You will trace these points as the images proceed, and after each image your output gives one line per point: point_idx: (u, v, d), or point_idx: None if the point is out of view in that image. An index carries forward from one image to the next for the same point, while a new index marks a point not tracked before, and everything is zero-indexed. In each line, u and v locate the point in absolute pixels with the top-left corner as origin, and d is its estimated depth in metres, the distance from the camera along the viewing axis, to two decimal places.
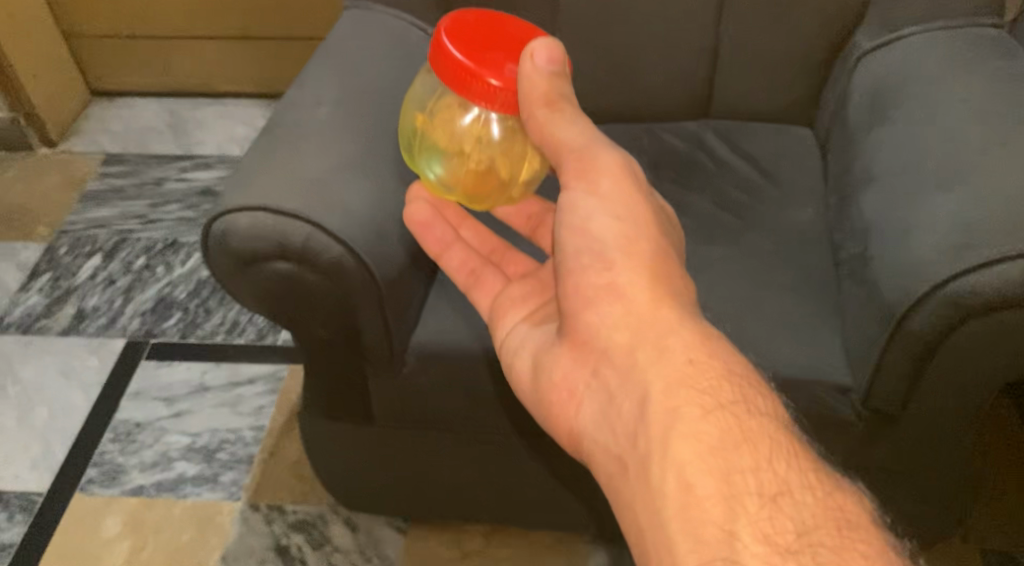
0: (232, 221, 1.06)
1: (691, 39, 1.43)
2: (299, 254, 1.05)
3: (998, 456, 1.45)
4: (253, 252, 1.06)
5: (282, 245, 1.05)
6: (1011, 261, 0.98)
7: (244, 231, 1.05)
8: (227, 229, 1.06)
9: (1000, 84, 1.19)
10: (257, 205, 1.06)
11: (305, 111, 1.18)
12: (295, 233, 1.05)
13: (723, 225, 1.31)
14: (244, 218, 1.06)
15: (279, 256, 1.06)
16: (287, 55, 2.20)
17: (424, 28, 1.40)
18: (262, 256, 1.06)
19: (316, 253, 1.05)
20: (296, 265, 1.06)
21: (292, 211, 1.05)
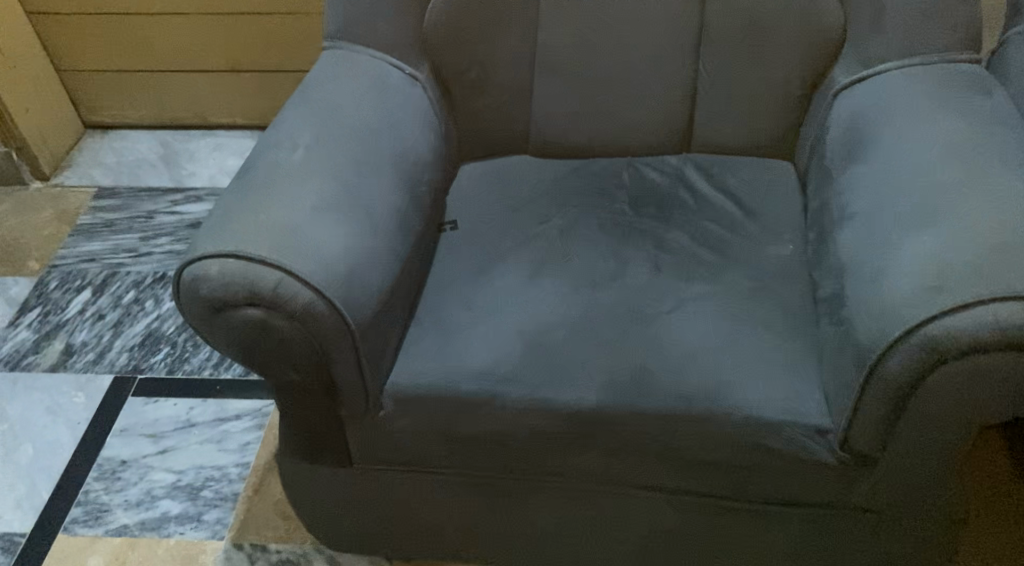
0: (202, 269, 1.08)
1: (670, 75, 1.43)
2: (269, 301, 1.07)
3: (997, 491, 1.41)
4: (223, 300, 1.07)
5: (252, 293, 1.07)
6: (986, 305, 0.98)
7: (214, 279, 1.07)
8: (197, 277, 1.08)
9: (975, 123, 1.20)
10: (228, 254, 1.08)
11: (285, 157, 1.20)
12: (263, 280, 1.07)
13: (703, 261, 1.31)
14: (214, 266, 1.08)
15: (249, 303, 1.07)
16: (276, 86, 2.20)
17: (403, 66, 1.40)
18: (232, 304, 1.08)
19: (286, 300, 1.07)
20: (266, 311, 1.07)
21: (262, 258, 1.07)
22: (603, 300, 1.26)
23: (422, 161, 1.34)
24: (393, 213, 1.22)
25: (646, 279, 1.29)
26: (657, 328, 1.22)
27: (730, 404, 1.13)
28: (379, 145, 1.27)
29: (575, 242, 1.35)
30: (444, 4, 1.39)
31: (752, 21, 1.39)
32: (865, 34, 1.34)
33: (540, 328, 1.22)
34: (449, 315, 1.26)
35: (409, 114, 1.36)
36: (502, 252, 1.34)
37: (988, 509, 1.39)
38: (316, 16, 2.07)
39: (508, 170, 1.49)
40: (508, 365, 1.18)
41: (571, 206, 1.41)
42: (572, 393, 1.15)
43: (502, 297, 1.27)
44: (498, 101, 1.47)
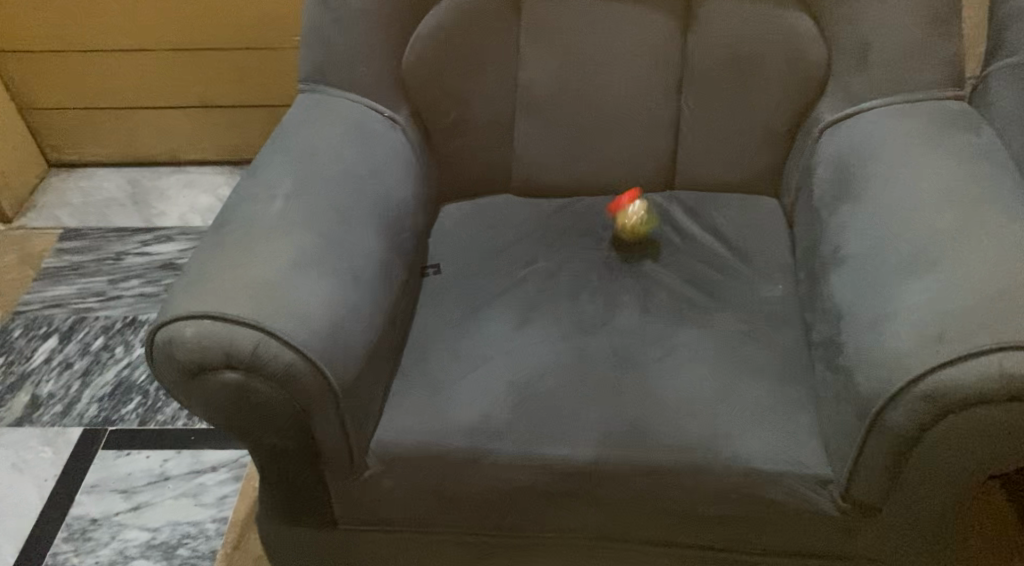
0: (176, 331, 1.05)
1: (654, 114, 1.41)
2: (247, 363, 1.04)
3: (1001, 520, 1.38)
4: (199, 363, 1.04)
5: (229, 355, 1.04)
6: (988, 354, 0.98)
7: (190, 342, 1.04)
8: (171, 339, 1.05)
9: (965, 165, 1.19)
10: (203, 314, 1.05)
11: (263, 211, 1.17)
12: (242, 342, 1.04)
13: (694, 304, 1.29)
14: (189, 328, 1.05)
15: (226, 367, 1.04)
16: (248, 122, 2.16)
17: (382, 109, 1.37)
18: (209, 368, 1.05)
19: (265, 362, 1.04)
20: (244, 374, 1.05)
21: (239, 318, 1.04)
22: (594, 346, 1.23)
23: (403, 206, 1.30)
24: (375, 264, 1.20)
25: (637, 323, 1.26)
26: (649, 376, 1.19)
27: (727, 454, 1.12)
28: (359, 193, 1.24)
29: (563, 285, 1.32)
30: (422, 45, 1.36)
31: (736, 59, 1.37)
32: (849, 71, 1.32)
33: (529, 379, 1.20)
34: (436, 366, 1.23)
35: (390, 159, 1.32)
36: (489, 296, 1.31)
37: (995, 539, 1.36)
38: (289, 51, 2.03)
39: (491, 210, 1.46)
40: (499, 419, 1.16)
41: (558, 246, 1.38)
42: (564, 447, 1.13)
43: (490, 346, 1.24)
44: (478, 141, 1.44)
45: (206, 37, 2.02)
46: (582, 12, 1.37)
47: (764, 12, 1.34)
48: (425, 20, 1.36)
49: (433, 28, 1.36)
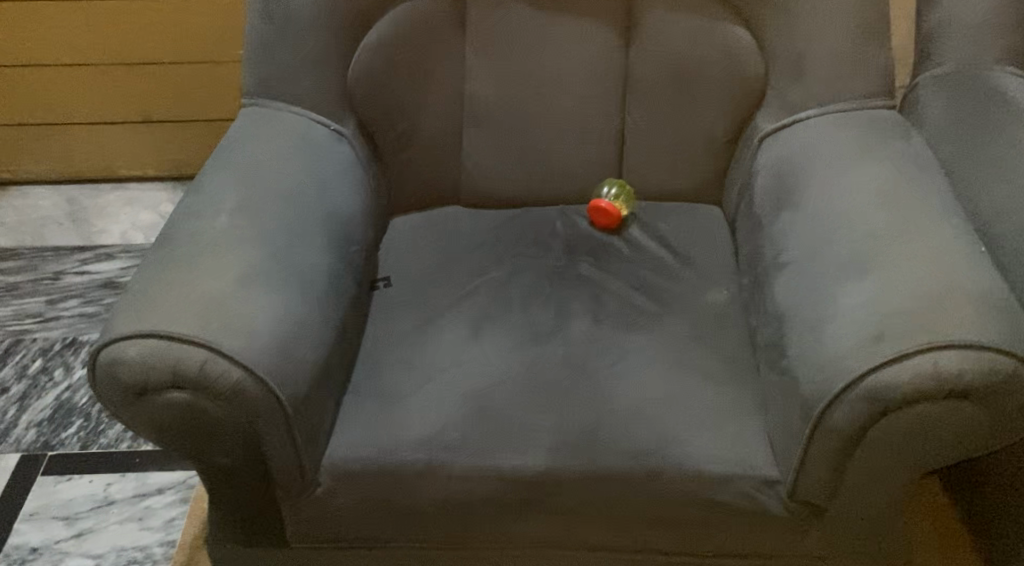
0: (120, 351, 1.03)
1: (598, 125, 1.43)
2: (194, 382, 1.03)
3: (939, 511, 1.43)
4: (144, 383, 1.03)
5: (175, 374, 1.02)
6: (924, 353, 1.01)
7: (133, 361, 1.02)
8: (114, 360, 1.03)
9: (898, 171, 1.23)
10: (147, 333, 1.03)
11: (208, 227, 1.16)
12: (188, 361, 1.02)
13: (642, 311, 1.31)
14: (133, 347, 1.03)
15: (172, 386, 1.03)
16: (188, 137, 2.13)
17: (329, 123, 1.36)
18: (154, 387, 1.03)
19: (212, 380, 1.03)
20: (191, 393, 1.03)
21: (185, 336, 1.03)
22: (546, 355, 1.24)
23: (351, 219, 1.30)
24: (325, 278, 1.19)
25: (588, 331, 1.28)
26: (600, 383, 1.21)
27: (679, 458, 1.14)
28: (306, 208, 1.24)
29: (513, 297, 1.33)
30: (367, 58, 1.36)
31: (676, 70, 1.40)
32: (785, 82, 1.36)
33: (482, 390, 1.20)
34: (389, 380, 1.23)
35: (336, 173, 1.32)
36: (439, 309, 1.32)
37: (932, 530, 1.40)
38: (231, 64, 2.03)
39: (439, 222, 1.46)
40: (453, 431, 1.16)
41: (507, 256, 1.39)
42: (519, 457, 1.14)
43: (442, 358, 1.25)
44: (424, 154, 1.44)
45: (146, 50, 2.00)
46: (526, 24, 1.39)
47: (703, 24, 1.38)
48: (370, 33, 1.36)
49: (378, 42, 1.36)
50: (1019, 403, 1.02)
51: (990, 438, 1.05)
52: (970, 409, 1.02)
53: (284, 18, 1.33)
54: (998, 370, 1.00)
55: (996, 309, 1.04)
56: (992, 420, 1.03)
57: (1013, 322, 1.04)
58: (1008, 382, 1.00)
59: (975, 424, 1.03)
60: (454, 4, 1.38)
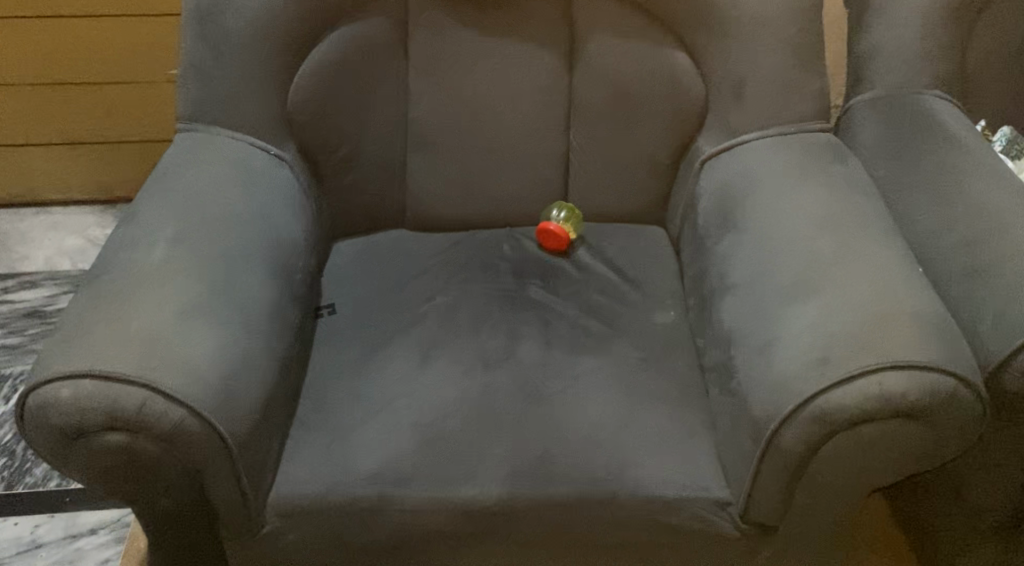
0: (52, 393, 0.99)
1: (543, 148, 1.44)
2: (132, 423, 0.99)
3: (879, 520, 1.47)
4: (79, 426, 0.99)
5: (112, 415, 0.99)
6: (870, 374, 1.03)
7: (67, 404, 0.98)
8: (46, 403, 0.99)
9: (838, 193, 1.26)
10: (81, 374, 0.99)
11: (145, 259, 1.12)
12: (126, 401, 0.99)
13: (591, 333, 1.32)
14: (66, 389, 0.99)
15: (109, 428, 0.99)
16: (117, 160, 2.07)
17: (269, 147, 1.34)
18: (90, 430, 0.99)
19: (152, 420, 0.99)
20: (129, 434, 1.00)
21: (122, 375, 0.99)
22: (497, 382, 1.25)
23: (294, 246, 1.28)
24: (269, 309, 1.17)
25: (538, 357, 1.28)
26: (551, 409, 1.21)
27: (633, 483, 1.14)
28: (247, 236, 1.21)
29: (462, 323, 1.33)
30: (309, 81, 1.34)
31: (619, 94, 1.41)
32: (726, 106, 1.37)
33: (433, 419, 1.20)
34: (338, 410, 1.22)
35: (278, 199, 1.29)
36: (387, 336, 1.31)
37: (873, 540, 1.44)
38: (163, 84, 1.97)
39: (384, 247, 1.45)
40: (404, 463, 1.15)
41: (455, 282, 1.39)
42: (473, 487, 1.13)
43: (392, 387, 1.24)
44: (368, 178, 1.42)
45: (72, 68, 1.94)
46: (470, 48, 1.39)
47: (645, 49, 1.39)
48: (311, 56, 1.33)
49: (319, 64, 1.34)
50: (960, 423, 1.04)
51: (934, 458, 1.07)
52: (914, 428, 1.04)
53: (220, 41, 1.30)
54: (940, 391, 1.02)
55: (936, 329, 1.07)
56: (935, 440, 1.05)
57: (953, 342, 1.06)
58: (950, 402, 1.03)
59: (919, 443, 1.05)
60: (396, 26, 1.37)
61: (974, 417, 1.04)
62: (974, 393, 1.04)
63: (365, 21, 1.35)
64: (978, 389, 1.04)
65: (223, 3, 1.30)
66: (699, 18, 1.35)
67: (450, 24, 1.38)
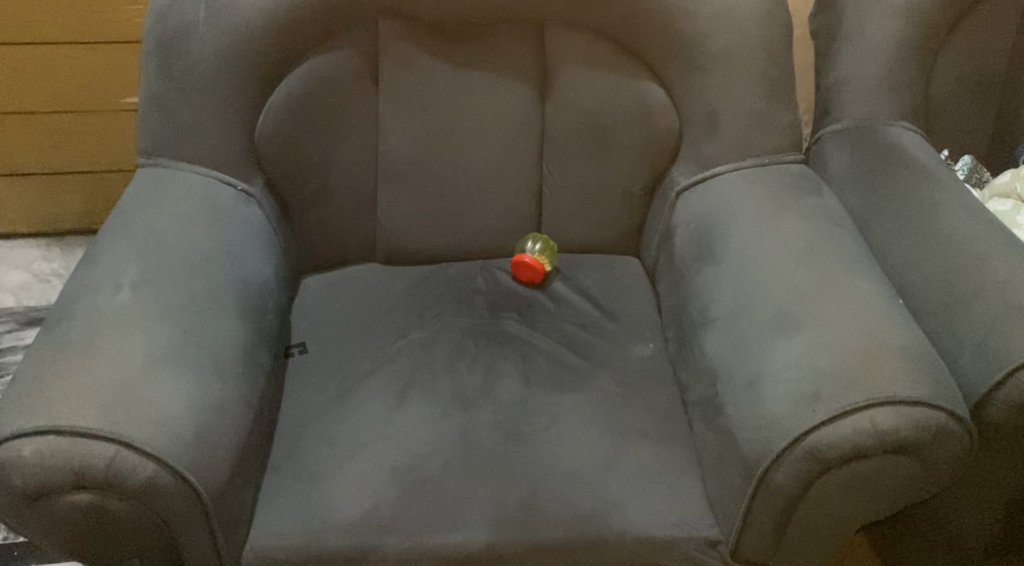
0: (12, 452, 0.93)
1: (515, 179, 1.42)
2: (101, 481, 0.93)
3: (860, 551, 1.48)
4: (43, 486, 0.92)
5: (80, 474, 0.93)
6: (861, 411, 1.02)
7: (30, 463, 0.92)
8: (5, 462, 0.93)
9: (815, 224, 1.25)
10: (45, 430, 0.93)
11: (108, 302, 1.07)
12: (93, 458, 0.93)
13: (570, 368, 1.29)
14: (29, 447, 0.93)
15: (76, 487, 0.93)
16: (64, 192, 2.00)
17: (235, 182, 1.30)
18: (55, 490, 0.93)
19: (122, 478, 0.93)
20: (98, 493, 0.94)
21: (89, 431, 0.93)
22: (476, 423, 1.21)
23: (263, 285, 1.23)
24: (239, 353, 1.11)
25: (517, 395, 1.25)
26: (534, 449, 1.19)
27: (621, 525, 1.11)
28: (215, 276, 1.16)
29: (437, 361, 1.30)
30: (276, 114, 1.29)
31: (591, 125, 1.39)
32: (699, 137, 1.36)
33: (412, 463, 1.16)
34: (314, 455, 1.17)
35: (246, 236, 1.24)
36: (360, 376, 1.27)
37: None
38: (116, 113, 1.90)
39: (354, 282, 1.42)
40: (385, 511, 1.11)
41: (428, 318, 1.36)
42: (458, 534, 1.10)
43: (367, 429, 1.20)
44: (337, 211, 1.39)
45: (17, 98, 1.86)
46: (439, 79, 1.36)
47: (615, 80, 1.37)
48: (278, 89, 1.29)
49: (286, 97, 1.30)
50: (949, 455, 1.04)
51: (923, 490, 1.06)
52: (904, 463, 1.03)
53: (182, 74, 1.26)
54: (930, 425, 1.02)
55: (923, 362, 1.06)
56: (925, 473, 1.04)
57: (940, 376, 1.06)
58: (939, 435, 1.02)
59: (909, 476, 1.04)
60: (366, 58, 1.34)
61: (961, 449, 1.04)
62: (961, 425, 1.04)
63: (334, 53, 1.31)
64: (965, 421, 1.04)
65: (186, 33, 1.25)
66: (670, 51, 1.33)
67: (418, 56, 1.35)
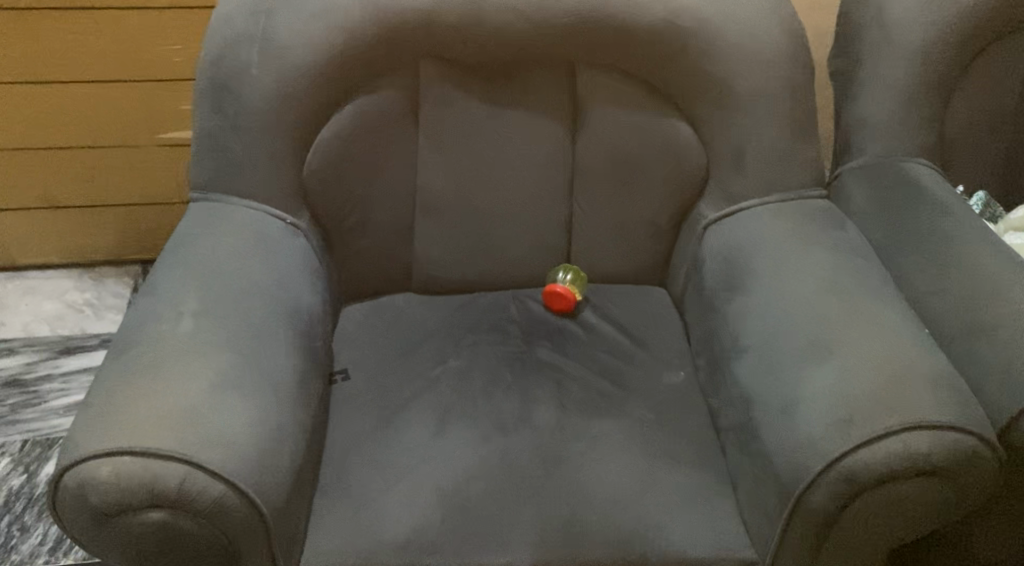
0: (89, 472, 0.97)
1: (548, 212, 1.47)
2: (172, 500, 0.97)
3: None
4: (118, 504, 0.97)
5: (153, 493, 0.97)
6: (892, 435, 1.07)
7: (107, 483, 0.96)
8: (83, 482, 0.97)
9: (841, 257, 1.30)
10: (120, 451, 0.98)
11: (171, 330, 1.11)
12: (165, 478, 0.97)
13: (604, 395, 1.34)
14: (105, 467, 0.97)
15: (148, 506, 0.98)
16: (99, 223, 2.04)
17: (283, 216, 1.35)
18: (129, 509, 0.97)
19: (192, 497, 0.98)
20: (169, 512, 0.98)
21: (161, 452, 0.98)
22: (516, 447, 1.26)
23: (312, 315, 1.28)
24: (293, 380, 1.16)
25: (554, 421, 1.30)
26: (574, 473, 1.23)
27: (660, 546, 1.15)
28: (269, 305, 1.20)
29: (476, 388, 1.34)
30: (323, 152, 1.35)
31: (621, 161, 1.44)
32: (725, 174, 1.41)
33: (457, 486, 1.20)
34: (361, 479, 1.21)
35: (295, 267, 1.29)
36: (402, 402, 1.32)
37: None
38: (155, 149, 1.96)
39: (392, 311, 1.47)
40: (432, 532, 1.16)
41: (464, 346, 1.41)
42: (503, 554, 1.14)
43: (411, 454, 1.24)
44: (378, 243, 1.44)
45: (60, 134, 1.91)
46: (476, 117, 1.42)
47: (645, 118, 1.42)
48: (325, 128, 1.35)
49: (333, 135, 1.35)
50: (977, 478, 1.08)
51: (952, 512, 1.11)
52: (936, 485, 1.07)
53: (235, 113, 1.31)
54: (962, 449, 1.06)
55: (951, 389, 1.11)
56: (956, 496, 1.09)
57: (967, 402, 1.10)
58: (971, 459, 1.07)
59: (942, 500, 1.09)
60: (407, 99, 1.39)
61: (990, 473, 1.09)
62: (991, 449, 1.08)
63: (378, 93, 1.37)
64: (993, 445, 1.09)
65: (240, 75, 1.31)
66: (698, 91, 1.39)
67: (457, 95, 1.41)
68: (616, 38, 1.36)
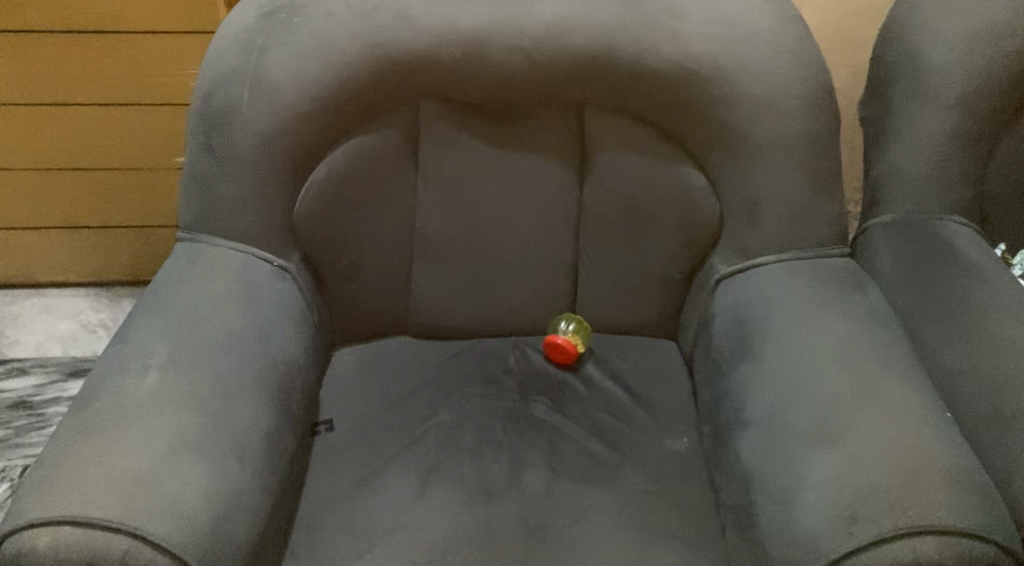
0: (27, 541, 0.93)
1: (551, 259, 1.40)
2: None
3: None
4: None
5: None
6: (902, 538, 0.97)
7: (44, 554, 0.92)
8: (22, 551, 0.93)
9: (859, 324, 1.21)
10: (62, 520, 0.94)
11: (135, 384, 1.07)
12: (107, 551, 0.93)
13: (599, 460, 1.26)
14: (44, 537, 0.93)
15: None
16: (115, 243, 2.03)
17: (271, 258, 1.30)
18: None
19: None
20: None
21: (105, 523, 0.94)
22: (499, 515, 1.19)
23: (293, 367, 1.22)
24: (263, 439, 1.10)
25: (543, 487, 1.22)
26: (558, 548, 1.15)
27: None
28: (243, 357, 1.15)
29: (463, 446, 1.27)
30: (314, 194, 1.30)
31: (630, 209, 1.36)
32: (739, 227, 1.33)
33: (433, 557, 1.14)
34: (333, 544, 1.16)
35: (278, 314, 1.24)
36: (385, 458, 1.26)
37: None
38: (168, 171, 1.94)
39: (386, 357, 1.41)
40: None
41: (457, 398, 1.34)
42: None
43: (389, 518, 1.18)
44: (372, 287, 1.39)
45: (75, 155, 1.89)
46: (478, 159, 1.35)
47: (655, 165, 1.34)
48: (318, 168, 1.30)
49: (326, 176, 1.30)
50: None
51: None
52: None
53: (223, 152, 1.27)
54: (979, 557, 0.97)
55: (968, 487, 1.01)
56: None
57: (985, 502, 1.00)
58: None
59: None
60: (405, 139, 1.33)
61: None
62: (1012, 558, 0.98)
63: (374, 133, 1.31)
64: (1015, 552, 0.99)
65: (228, 113, 1.26)
66: (712, 139, 1.30)
67: (458, 136, 1.34)
68: (624, 80, 1.29)
